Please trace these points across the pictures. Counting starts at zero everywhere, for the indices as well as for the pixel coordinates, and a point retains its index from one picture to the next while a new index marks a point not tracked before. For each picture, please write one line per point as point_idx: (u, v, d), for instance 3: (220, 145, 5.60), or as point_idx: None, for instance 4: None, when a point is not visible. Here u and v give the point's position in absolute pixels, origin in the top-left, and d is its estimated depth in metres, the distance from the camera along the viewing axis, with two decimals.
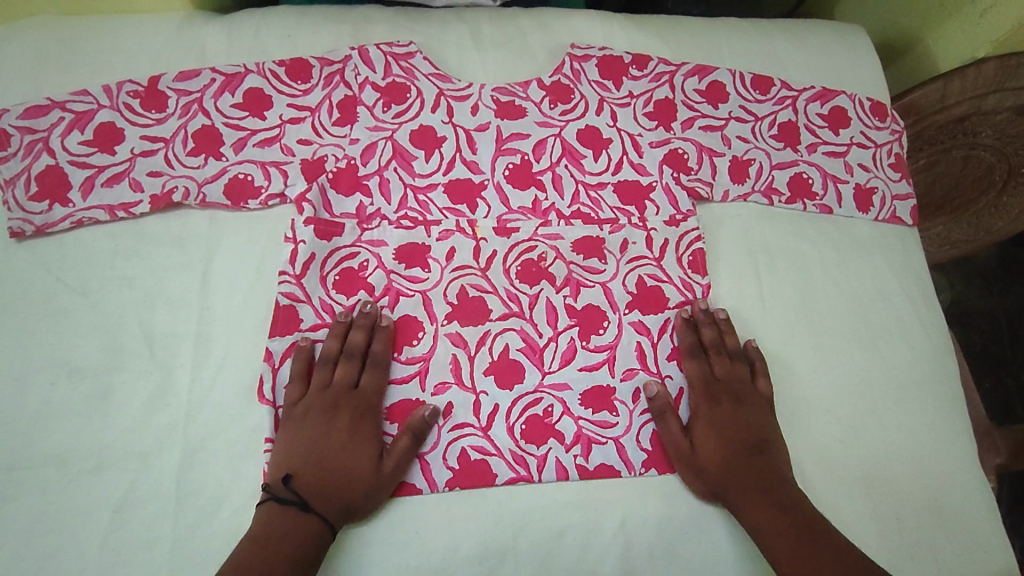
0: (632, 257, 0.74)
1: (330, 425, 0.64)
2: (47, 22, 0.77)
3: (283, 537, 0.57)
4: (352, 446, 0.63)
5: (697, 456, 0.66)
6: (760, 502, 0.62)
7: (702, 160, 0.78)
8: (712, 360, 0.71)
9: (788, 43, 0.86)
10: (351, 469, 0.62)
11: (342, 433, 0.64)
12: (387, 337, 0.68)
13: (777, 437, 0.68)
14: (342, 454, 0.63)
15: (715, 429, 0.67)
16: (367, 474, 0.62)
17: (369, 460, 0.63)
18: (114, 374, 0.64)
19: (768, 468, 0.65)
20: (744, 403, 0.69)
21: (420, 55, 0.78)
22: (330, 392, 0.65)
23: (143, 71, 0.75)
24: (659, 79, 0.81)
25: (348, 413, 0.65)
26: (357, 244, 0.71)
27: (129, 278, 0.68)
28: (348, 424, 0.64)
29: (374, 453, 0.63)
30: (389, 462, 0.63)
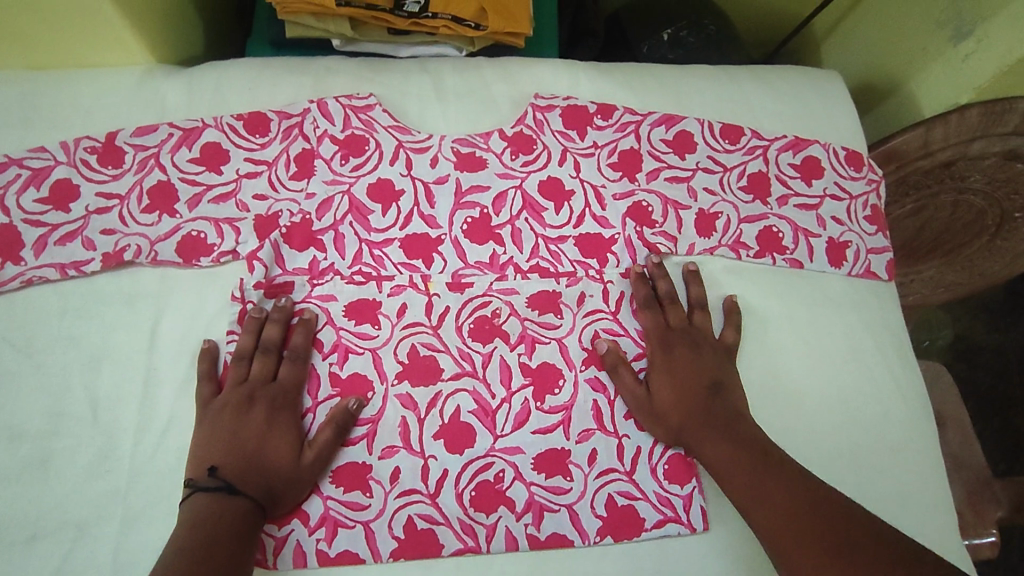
0: (590, 311, 0.72)
1: (249, 418, 0.63)
2: (7, 76, 0.77)
3: (217, 520, 0.56)
4: (271, 435, 0.63)
5: (653, 403, 0.67)
6: (718, 436, 0.63)
7: (667, 213, 0.76)
8: (667, 311, 0.71)
9: (761, 91, 0.84)
10: (272, 459, 0.62)
11: (261, 424, 0.63)
12: (306, 329, 0.68)
13: (732, 377, 0.68)
14: (264, 446, 0.62)
15: (668, 370, 0.68)
16: (290, 466, 0.62)
17: (290, 449, 0.63)
18: (55, 439, 0.63)
19: (724, 406, 0.65)
20: (698, 348, 0.69)
21: (379, 107, 0.78)
22: (248, 386, 0.65)
23: (103, 127, 0.76)
24: (624, 129, 0.79)
25: (265, 405, 0.64)
26: (308, 300, 0.70)
27: (76, 337, 0.67)
28: (270, 416, 0.64)
29: (295, 446, 0.63)
30: (315, 452, 0.63)
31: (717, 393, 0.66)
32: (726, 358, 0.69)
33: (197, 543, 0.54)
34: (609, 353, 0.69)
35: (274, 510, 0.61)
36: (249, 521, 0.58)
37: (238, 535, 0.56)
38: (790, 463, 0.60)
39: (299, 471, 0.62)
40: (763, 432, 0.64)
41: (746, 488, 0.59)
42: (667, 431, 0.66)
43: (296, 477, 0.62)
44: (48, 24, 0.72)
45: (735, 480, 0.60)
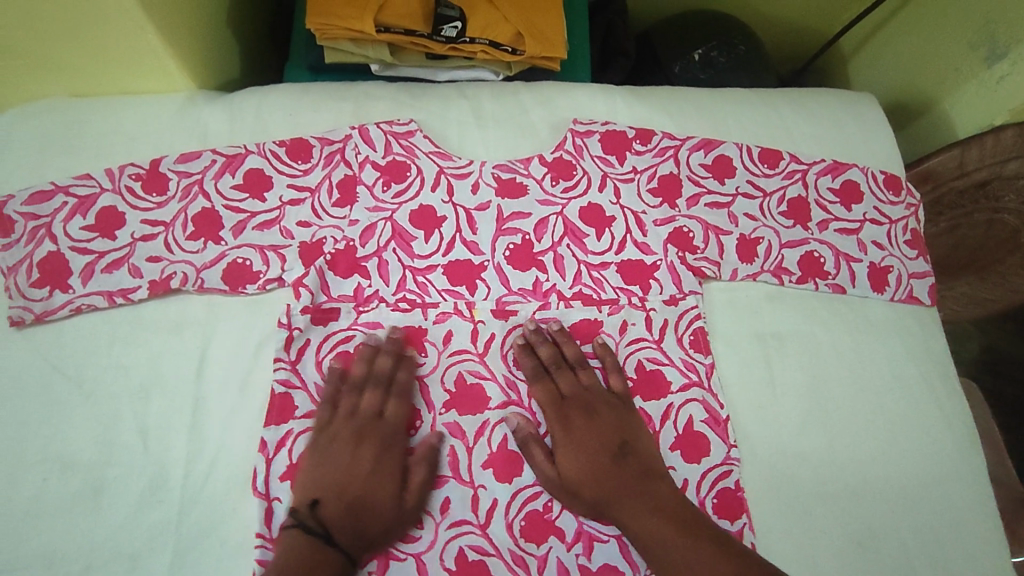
0: (633, 339, 0.72)
1: (353, 454, 0.65)
2: (54, 103, 0.78)
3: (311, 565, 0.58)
4: (374, 475, 0.64)
5: (568, 479, 0.65)
6: (644, 513, 0.62)
7: (709, 238, 0.76)
8: (556, 378, 0.70)
9: (797, 115, 0.84)
10: (372, 500, 0.63)
11: (366, 463, 0.65)
12: (409, 365, 0.70)
13: (636, 431, 0.68)
14: (366, 485, 0.64)
15: (573, 443, 0.66)
16: (386, 506, 0.63)
17: (389, 492, 0.63)
18: (107, 470, 0.64)
19: (637, 469, 0.65)
20: (595, 410, 0.68)
21: (420, 133, 0.78)
22: (357, 419, 0.67)
23: (147, 154, 0.76)
24: (663, 154, 0.80)
25: (371, 442, 0.66)
26: (354, 328, 0.71)
27: (125, 366, 0.67)
28: (371, 454, 0.65)
29: (395, 488, 0.64)
30: (410, 494, 0.64)
31: (626, 455, 0.66)
32: (625, 411, 0.68)
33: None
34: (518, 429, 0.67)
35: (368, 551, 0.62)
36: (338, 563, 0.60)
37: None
38: (704, 524, 0.61)
39: (396, 511, 0.63)
40: (674, 486, 0.65)
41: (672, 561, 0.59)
42: (587, 506, 0.64)
43: (392, 518, 0.63)
44: (92, 52, 0.73)
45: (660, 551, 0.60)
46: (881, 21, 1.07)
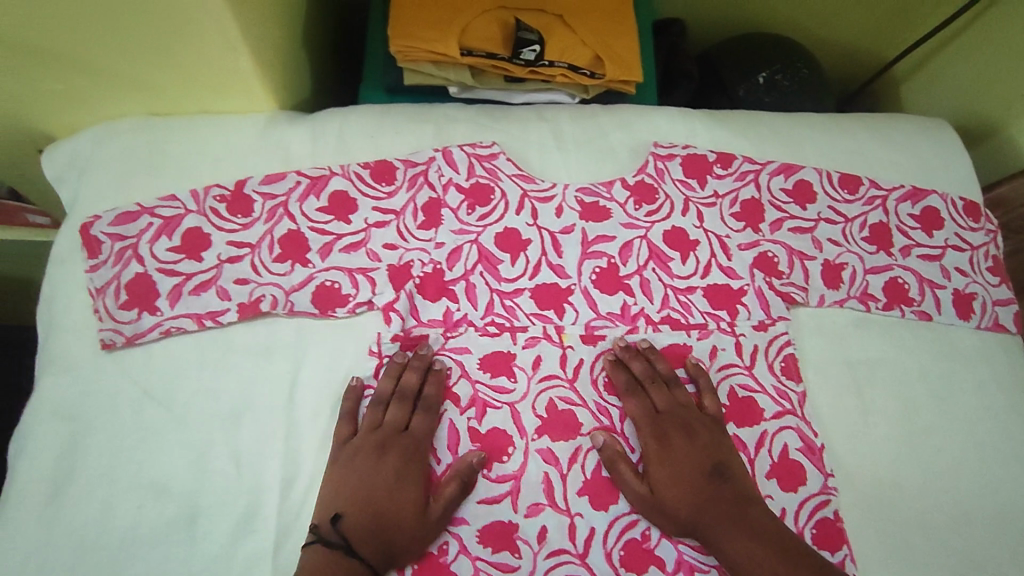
0: (723, 365, 0.72)
1: (379, 467, 0.63)
2: (138, 125, 0.78)
3: None
4: (398, 489, 0.62)
5: (661, 496, 0.64)
6: (736, 540, 0.60)
7: (794, 263, 0.76)
8: (651, 393, 0.69)
9: (874, 141, 0.84)
10: (395, 514, 0.61)
11: (391, 477, 0.63)
12: (440, 380, 0.68)
13: (731, 453, 0.66)
14: (390, 499, 0.62)
15: (667, 460, 0.65)
16: (412, 522, 0.61)
17: (415, 506, 0.62)
18: (201, 497, 0.63)
19: (733, 493, 0.63)
20: (691, 427, 0.67)
21: (503, 156, 0.78)
22: (381, 432, 0.65)
23: (231, 175, 0.76)
24: (744, 178, 0.80)
25: (395, 455, 0.64)
26: (441, 352, 0.70)
27: (216, 391, 0.67)
28: (399, 467, 0.63)
29: (421, 501, 0.62)
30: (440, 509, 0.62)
31: (722, 478, 0.64)
32: (720, 432, 0.67)
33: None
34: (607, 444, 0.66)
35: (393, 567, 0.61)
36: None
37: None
38: (807, 556, 0.59)
39: (424, 526, 0.61)
40: (772, 514, 0.63)
41: None
42: (678, 526, 0.63)
43: (420, 533, 0.61)
44: (177, 73, 0.72)
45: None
46: (946, 38, 1.07)
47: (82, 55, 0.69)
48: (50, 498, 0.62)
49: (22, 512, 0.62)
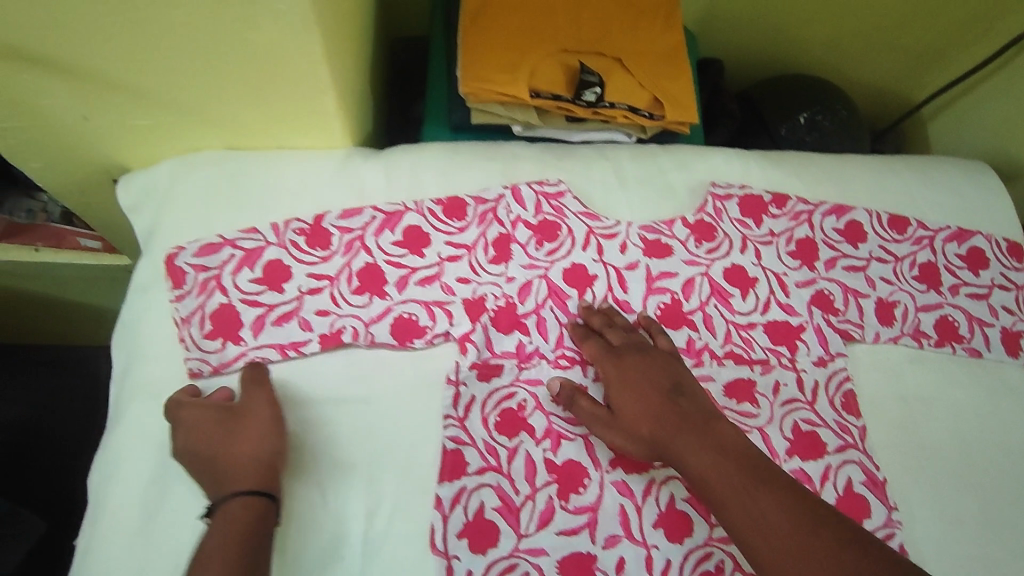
0: (787, 400, 0.74)
1: (199, 450, 0.63)
2: (215, 157, 0.80)
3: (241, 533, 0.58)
4: (221, 441, 0.63)
5: (621, 421, 0.67)
6: (689, 448, 0.62)
7: (849, 301, 0.79)
8: (608, 335, 0.73)
9: (921, 182, 0.88)
10: (236, 454, 0.63)
11: (208, 442, 0.63)
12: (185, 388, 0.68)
13: (688, 377, 0.69)
14: (223, 451, 0.63)
15: (624, 387, 0.69)
16: (246, 439, 0.63)
17: (242, 433, 0.64)
18: (289, 525, 0.64)
19: (690, 407, 0.65)
20: (648, 355, 0.70)
21: (570, 194, 0.81)
22: (178, 436, 0.64)
23: (308, 208, 0.78)
24: (798, 219, 0.83)
25: (194, 431, 0.64)
26: (516, 384, 0.72)
27: (300, 421, 0.68)
28: (205, 431, 0.64)
29: (239, 425, 0.64)
30: (255, 411, 0.65)
31: (678, 395, 0.66)
32: (675, 360, 0.71)
33: (217, 543, 0.57)
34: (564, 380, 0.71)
35: (274, 482, 0.63)
36: (253, 509, 0.60)
37: (252, 527, 0.59)
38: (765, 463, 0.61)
39: (249, 431, 0.64)
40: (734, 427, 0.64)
41: (732, 494, 0.58)
42: (640, 445, 0.66)
43: (259, 434, 0.64)
44: (263, 111, 0.75)
45: (716, 485, 0.59)
46: (974, 83, 1.13)
47: (174, 95, 0.72)
48: (141, 525, 0.64)
49: (114, 538, 0.63)
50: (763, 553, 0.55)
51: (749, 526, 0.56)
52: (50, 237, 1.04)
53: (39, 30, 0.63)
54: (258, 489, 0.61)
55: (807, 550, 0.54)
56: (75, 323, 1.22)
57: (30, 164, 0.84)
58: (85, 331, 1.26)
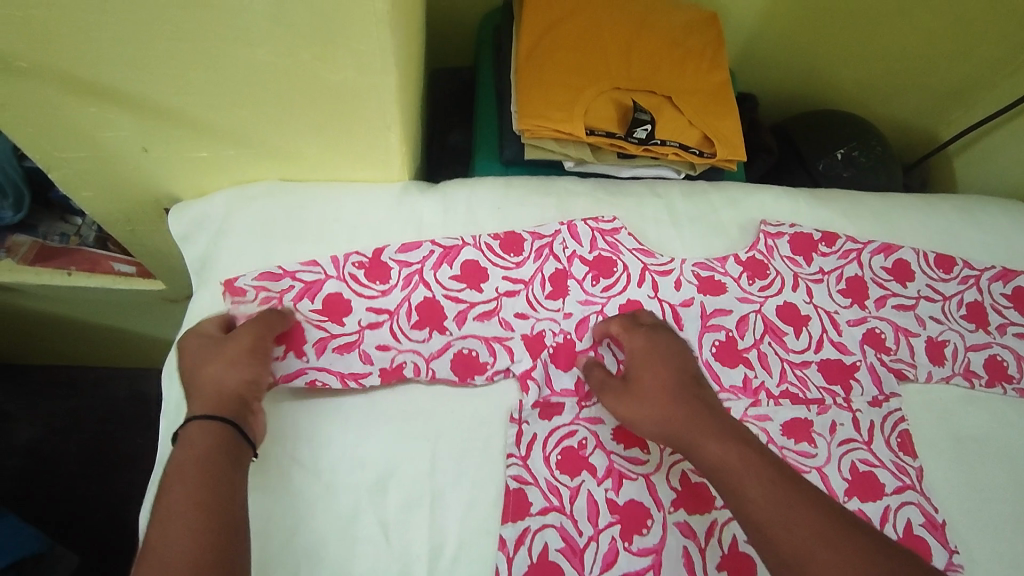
0: (843, 440, 0.74)
1: (194, 374, 0.65)
2: (272, 189, 0.80)
3: (204, 454, 0.58)
4: (208, 363, 0.65)
5: (639, 391, 0.68)
6: (715, 436, 0.62)
7: (900, 340, 0.80)
8: (638, 317, 0.75)
9: (964, 222, 0.90)
10: (216, 377, 0.64)
11: (199, 366, 0.66)
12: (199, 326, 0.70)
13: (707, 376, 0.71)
14: (208, 373, 0.64)
15: (648, 362, 0.70)
16: (228, 364, 0.65)
17: (225, 359, 0.65)
18: (352, 565, 0.63)
19: (710, 397, 0.67)
20: (674, 342, 0.72)
21: (624, 231, 0.81)
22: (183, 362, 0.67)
23: (366, 241, 0.78)
24: (848, 257, 0.84)
25: (195, 353, 0.67)
26: (575, 422, 0.72)
27: (361, 458, 0.68)
28: (202, 359, 0.66)
29: (228, 350, 0.66)
30: (235, 339, 0.67)
31: (701, 385, 0.68)
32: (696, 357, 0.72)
33: (184, 461, 0.58)
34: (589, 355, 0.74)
35: (239, 413, 0.63)
36: (217, 434, 0.60)
37: (212, 448, 0.59)
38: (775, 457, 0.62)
39: (229, 359, 0.65)
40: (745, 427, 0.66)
41: (741, 473, 0.59)
42: (654, 417, 0.66)
43: (235, 363, 0.65)
44: (326, 145, 0.76)
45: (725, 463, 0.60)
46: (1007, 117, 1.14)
47: (241, 126, 0.73)
48: None
49: None
50: (784, 543, 0.54)
51: (771, 515, 0.56)
52: (85, 262, 1.01)
53: (119, 62, 0.63)
54: (220, 413, 0.62)
55: (831, 546, 0.53)
56: (92, 346, 1.21)
57: (81, 193, 0.83)
58: (101, 353, 1.25)
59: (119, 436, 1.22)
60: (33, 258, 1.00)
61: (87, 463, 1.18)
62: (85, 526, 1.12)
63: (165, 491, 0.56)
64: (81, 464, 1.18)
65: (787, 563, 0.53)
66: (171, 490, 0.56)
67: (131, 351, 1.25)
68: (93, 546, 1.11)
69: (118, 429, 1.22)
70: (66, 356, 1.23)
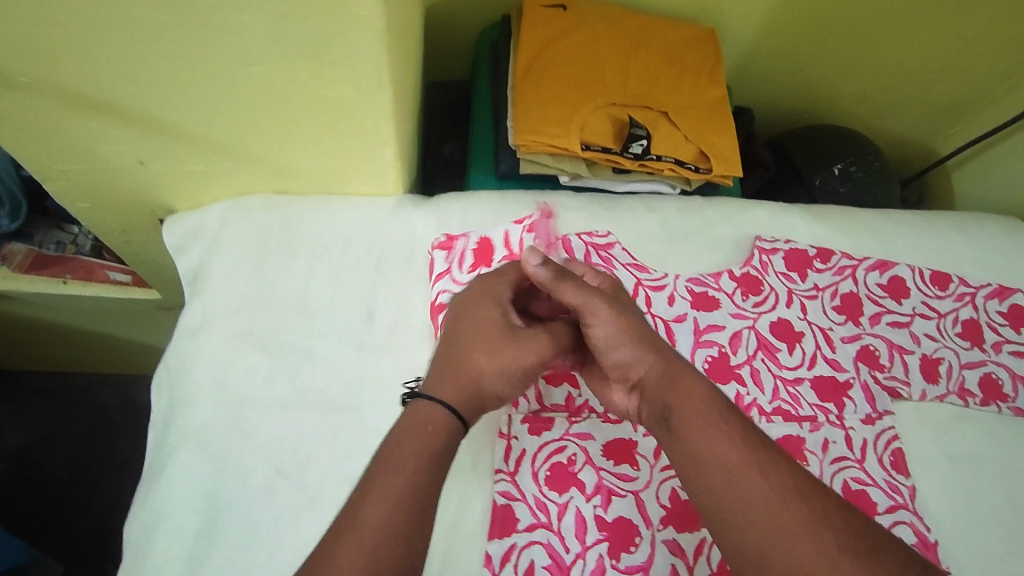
0: (836, 458, 0.73)
1: (475, 347, 0.63)
2: (267, 202, 0.81)
3: (432, 440, 0.56)
4: (491, 350, 0.63)
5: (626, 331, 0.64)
6: (689, 382, 0.60)
7: (894, 357, 0.80)
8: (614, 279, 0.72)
9: (961, 238, 0.89)
10: (485, 370, 0.62)
11: (479, 342, 0.63)
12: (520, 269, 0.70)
13: None
14: (485, 362, 0.62)
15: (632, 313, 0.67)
16: (503, 365, 0.63)
17: (508, 356, 0.63)
18: None
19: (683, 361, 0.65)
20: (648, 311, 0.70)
21: (619, 245, 0.81)
22: (471, 319, 0.65)
23: (361, 256, 0.79)
24: (842, 273, 0.84)
25: (486, 323, 0.64)
26: (565, 438, 0.72)
27: (350, 474, 0.68)
28: (491, 337, 0.63)
29: (519, 352, 0.64)
30: (529, 349, 0.64)
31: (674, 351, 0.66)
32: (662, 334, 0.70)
33: (409, 433, 0.56)
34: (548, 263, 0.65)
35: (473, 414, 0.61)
36: (443, 425, 0.58)
37: (439, 439, 0.57)
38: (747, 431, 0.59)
39: (511, 365, 0.63)
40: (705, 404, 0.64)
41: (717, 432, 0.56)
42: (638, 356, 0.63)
43: (506, 369, 0.63)
44: (322, 160, 0.77)
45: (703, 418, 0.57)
46: (1002, 135, 1.14)
47: (236, 141, 0.73)
48: None
49: None
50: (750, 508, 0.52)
51: (743, 466, 0.54)
52: (79, 271, 1.02)
53: (118, 76, 0.64)
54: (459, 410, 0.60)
55: (806, 505, 0.51)
56: (88, 353, 1.21)
57: (77, 204, 0.84)
58: (97, 361, 1.25)
59: (110, 442, 1.22)
60: (30, 266, 1.00)
61: (75, 469, 1.18)
62: (71, 532, 1.13)
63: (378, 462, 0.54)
64: (68, 470, 1.18)
65: (757, 515, 0.52)
66: (387, 467, 0.53)
67: (122, 358, 1.25)
68: (75, 552, 1.11)
69: (107, 432, 1.23)
70: (58, 363, 1.23)
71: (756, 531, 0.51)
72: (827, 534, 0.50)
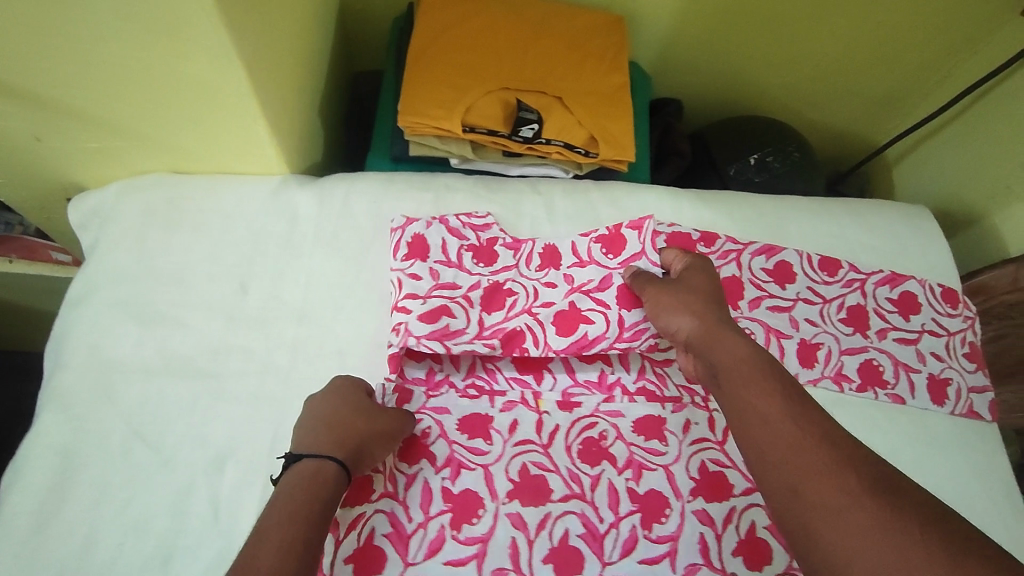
0: (695, 440, 0.75)
1: (344, 414, 0.65)
2: (158, 180, 0.84)
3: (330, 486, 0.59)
4: (360, 416, 0.66)
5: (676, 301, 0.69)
6: (732, 342, 0.63)
7: (770, 341, 0.78)
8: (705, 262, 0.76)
9: (856, 224, 0.89)
10: (362, 431, 0.64)
11: (350, 413, 0.66)
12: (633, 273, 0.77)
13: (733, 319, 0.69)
14: (361, 425, 0.65)
15: (686, 288, 0.71)
16: (377, 427, 0.66)
17: (377, 422, 0.66)
18: (177, 539, 0.65)
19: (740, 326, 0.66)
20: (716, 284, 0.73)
21: (496, 227, 0.82)
22: (334, 399, 0.67)
23: (241, 234, 0.82)
24: (726, 257, 0.83)
25: (350, 402, 0.67)
26: (421, 411, 0.73)
27: (204, 437, 0.70)
28: (357, 411, 0.66)
29: (381, 421, 0.66)
30: (390, 417, 0.67)
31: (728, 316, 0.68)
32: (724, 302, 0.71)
33: (299, 487, 0.57)
34: (635, 271, 0.76)
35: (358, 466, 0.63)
36: (332, 475, 0.60)
37: (325, 488, 0.58)
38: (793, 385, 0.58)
39: (383, 431, 0.66)
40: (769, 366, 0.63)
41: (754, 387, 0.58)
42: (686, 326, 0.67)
43: (378, 433, 0.66)
44: (205, 138, 0.80)
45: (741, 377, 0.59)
46: (921, 138, 1.15)
47: (115, 118, 0.76)
48: (33, 532, 0.65)
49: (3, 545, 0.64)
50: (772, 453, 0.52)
51: (778, 415, 0.54)
52: (21, 250, 1.05)
53: None
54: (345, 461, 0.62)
55: (832, 449, 0.50)
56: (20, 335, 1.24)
57: None
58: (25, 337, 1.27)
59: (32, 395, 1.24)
60: None
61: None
62: None
63: (274, 512, 0.55)
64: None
65: (785, 455, 0.52)
66: (278, 516, 0.54)
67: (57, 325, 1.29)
68: None
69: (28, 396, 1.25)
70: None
71: (785, 469, 0.51)
72: (852, 473, 0.48)
